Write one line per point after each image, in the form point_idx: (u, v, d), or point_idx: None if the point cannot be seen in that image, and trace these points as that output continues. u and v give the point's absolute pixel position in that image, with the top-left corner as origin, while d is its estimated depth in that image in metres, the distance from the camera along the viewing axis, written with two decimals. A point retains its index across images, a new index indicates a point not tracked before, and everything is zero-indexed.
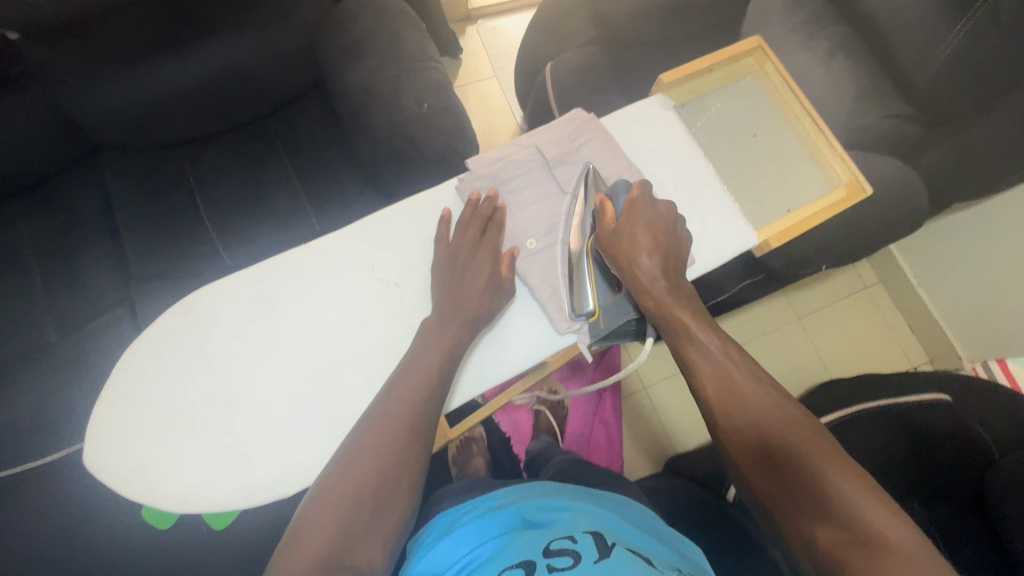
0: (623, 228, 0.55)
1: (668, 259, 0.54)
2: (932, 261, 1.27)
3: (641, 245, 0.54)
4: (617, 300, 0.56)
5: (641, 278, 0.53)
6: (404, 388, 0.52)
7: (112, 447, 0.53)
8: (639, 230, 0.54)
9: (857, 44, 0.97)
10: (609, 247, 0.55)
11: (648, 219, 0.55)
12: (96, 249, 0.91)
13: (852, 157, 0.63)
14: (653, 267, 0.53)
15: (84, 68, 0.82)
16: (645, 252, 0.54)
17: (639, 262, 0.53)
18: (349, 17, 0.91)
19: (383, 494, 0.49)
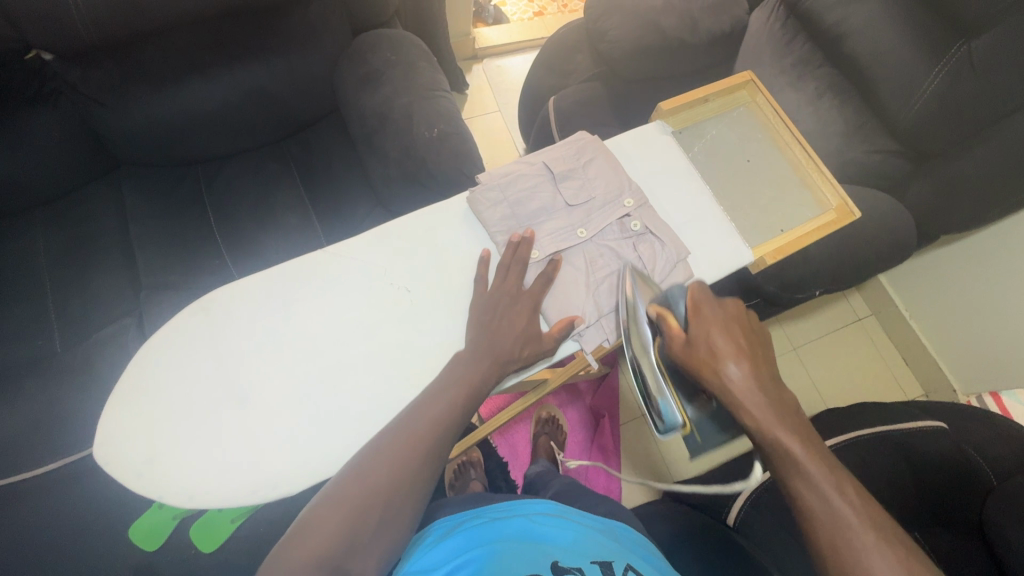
0: (697, 335, 0.54)
1: (756, 362, 0.52)
2: (920, 294, 1.30)
3: (722, 351, 0.53)
4: (707, 416, 0.57)
5: (732, 384, 0.51)
6: (424, 405, 0.53)
7: (122, 440, 0.54)
8: (715, 336, 0.53)
9: (844, 83, 1.04)
10: (692, 363, 0.54)
11: (719, 322, 0.55)
12: (108, 260, 0.93)
13: (840, 182, 0.67)
14: (740, 375, 0.51)
15: (116, 87, 0.87)
16: (727, 358, 0.52)
17: (729, 373, 0.52)
18: (368, 49, 0.98)
19: (395, 506, 0.48)
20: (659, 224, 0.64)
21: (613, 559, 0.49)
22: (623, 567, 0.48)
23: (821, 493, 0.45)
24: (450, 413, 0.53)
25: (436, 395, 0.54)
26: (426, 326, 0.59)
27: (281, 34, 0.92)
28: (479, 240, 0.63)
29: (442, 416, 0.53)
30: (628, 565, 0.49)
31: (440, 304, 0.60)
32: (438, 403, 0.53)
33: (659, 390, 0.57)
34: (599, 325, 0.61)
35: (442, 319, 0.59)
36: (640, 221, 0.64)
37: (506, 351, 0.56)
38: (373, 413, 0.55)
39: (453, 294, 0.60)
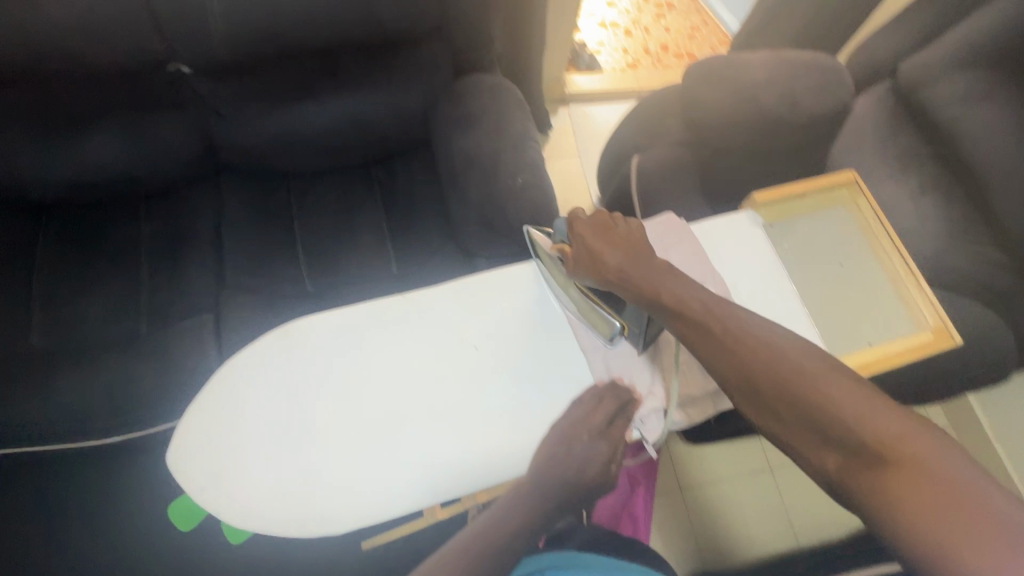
0: (580, 252, 0.58)
1: (631, 248, 0.57)
2: (1011, 417, 1.19)
3: (606, 254, 0.57)
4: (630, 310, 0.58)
5: (618, 273, 0.56)
6: (486, 525, 0.53)
7: (192, 451, 0.57)
8: (596, 247, 0.58)
9: (952, 184, 0.97)
10: (586, 270, 0.58)
11: (596, 226, 0.59)
12: (201, 256, 1.01)
13: (941, 304, 0.63)
14: (618, 260, 0.57)
15: (237, 103, 0.95)
16: (608, 253, 0.57)
17: (614, 262, 0.57)
18: (467, 92, 1.03)
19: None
20: None
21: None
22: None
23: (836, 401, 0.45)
24: (510, 535, 0.52)
25: (498, 515, 0.53)
26: (485, 389, 0.59)
27: (389, 70, 0.98)
28: (552, 309, 0.64)
29: (501, 536, 0.52)
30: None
31: (504, 367, 0.60)
32: (501, 525, 0.53)
33: (588, 310, 0.59)
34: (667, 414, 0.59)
35: (501, 383, 0.59)
36: None
37: (568, 431, 0.56)
38: (423, 467, 0.56)
39: (519, 359, 0.61)
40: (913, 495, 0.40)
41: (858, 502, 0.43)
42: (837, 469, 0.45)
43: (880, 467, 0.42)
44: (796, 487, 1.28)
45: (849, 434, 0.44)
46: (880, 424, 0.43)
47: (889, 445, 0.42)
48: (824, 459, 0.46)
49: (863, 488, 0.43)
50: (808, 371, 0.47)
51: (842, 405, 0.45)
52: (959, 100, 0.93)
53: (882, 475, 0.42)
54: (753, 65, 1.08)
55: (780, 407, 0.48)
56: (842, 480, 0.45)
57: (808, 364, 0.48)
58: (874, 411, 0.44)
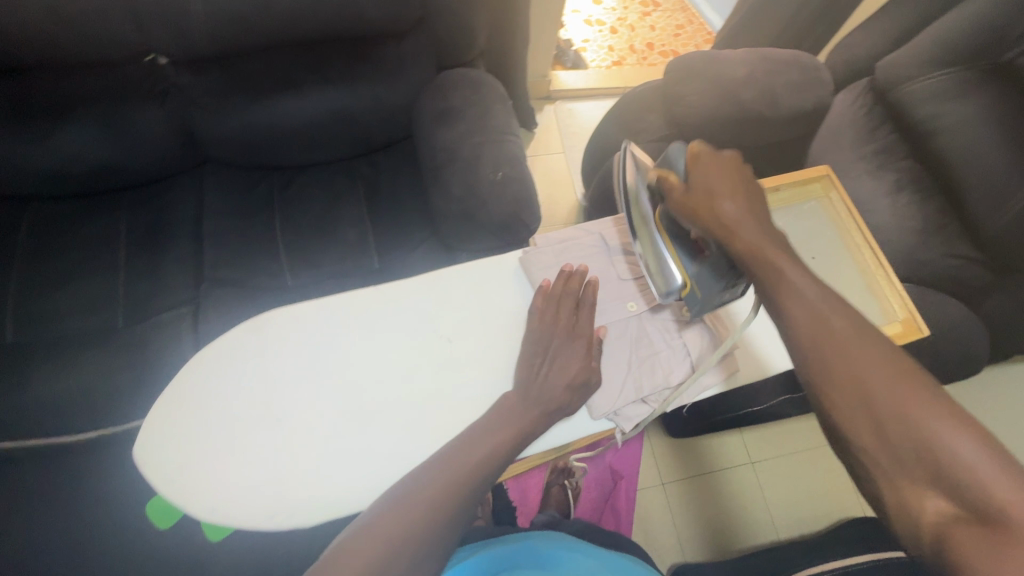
0: (693, 182, 0.58)
1: (743, 197, 0.57)
2: None
3: (716, 195, 0.56)
4: (700, 270, 0.59)
5: (727, 220, 0.55)
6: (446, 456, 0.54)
7: (158, 443, 0.56)
8: (708, 181, 0.58)
9: (928, 179, 0.99)
10: (689, 204, 0.58)
11: (717, 165, 0.59)
12: (178, 248, 0.99)
13: (910, 297, 0.65)
14: (733, 210, 0.56)
15: (217, 95, 0.94)
16: (718, 198, 0.56)
17: (724, 210, 0.56)
18: (449, 86, 1.02)
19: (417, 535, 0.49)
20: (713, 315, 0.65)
21: None
22: None
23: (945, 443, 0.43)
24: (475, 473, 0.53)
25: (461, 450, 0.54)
26: (461, 380, 0.59)
27: (372, 63, 0.97)
28: (528, 300, 0.64)
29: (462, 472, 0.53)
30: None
31: (479, 359, 0.60)
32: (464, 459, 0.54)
33: (659, 252, 0.62)
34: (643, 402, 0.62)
35: (477, 373, 0.59)
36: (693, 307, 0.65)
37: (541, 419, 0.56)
38: (394, 458, 0.55)
39: (493, 351, 0.61)
40: (1022, 554, 0.38)
41: (958, 562, 0.40)
42: (939, 518, 0.42)
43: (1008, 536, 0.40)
44: (775, 478, 1.30)
45: (955, 477, 0.42)
46: (996, 479, 0.41)
47: (1006, 509, 0.39)
48: (925, 503, 0.43)
49: (965, 544, 0.40)
50: (899, 394, 0.45)
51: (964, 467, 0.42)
52: (934, 96, 0.95)
53: (992, 540, 0.39)
54: (735, 61, 1.09)
55: (882, 427, 0.45)
56: (940, 531, 0.42)
57: (910, 391, 0.45)
58: (995, 471, 0.41)
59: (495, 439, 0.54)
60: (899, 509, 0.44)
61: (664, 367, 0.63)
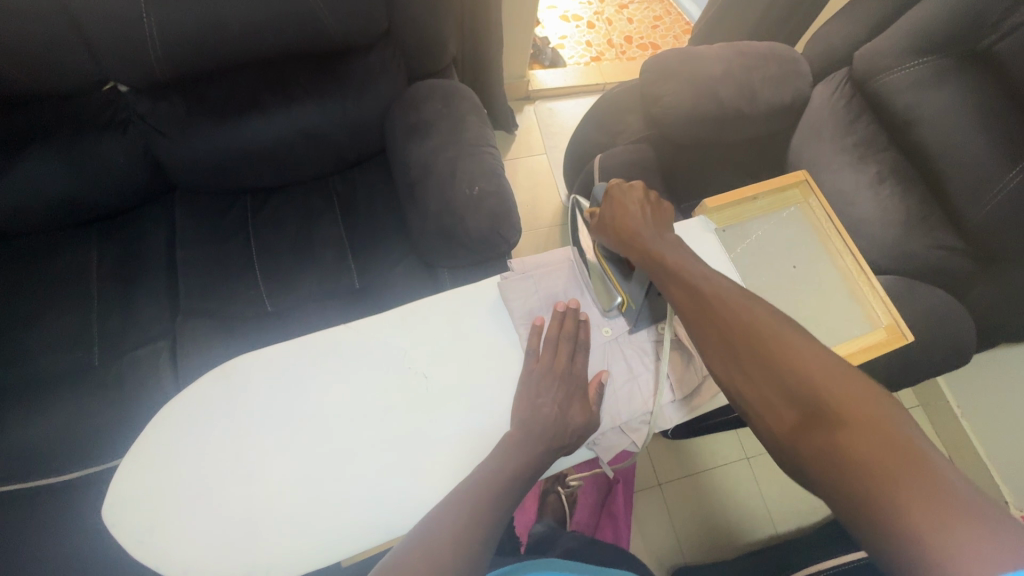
0: (609, 213, 0.63)
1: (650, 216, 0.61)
2: (978, 396, 1.22)
3: (631, 218, 0.61)
4: (632, 284, 0.61)
5: (649, 239, 0.59)
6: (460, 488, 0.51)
7: (127, 501, 0.54)
8: (625, 206, 0.61)
9: (910, 169, 0.97)
10: (608, 228, 0.62)
11: (632, 194, 0.63)
12: (153, 280, 0.97)
13: (893, 302, 0.64)
14: (646, 228, 0.60)
15: (180, 120, 0.92)
16: (624, 217, 0.61)
17: (646, 230, 0.59)
18: (421, 98, 1.00)
19: (466, 552, 0.46)
20: None
21: None
22: None
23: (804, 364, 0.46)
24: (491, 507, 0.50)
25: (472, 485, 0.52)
26: (437, 416, 0.58)
27: (339, 79, 0.95)
28: (504, 328, 0.63)
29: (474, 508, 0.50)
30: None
31: (456, 392, 0.59)
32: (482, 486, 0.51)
33: (599, 276, 0.65)
34: (622, 431, 0.62)
35: (455, 408, 0.58)
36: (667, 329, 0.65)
37: (522, 450, 0.54)
38: (374, 501, 0.54)
39: (471, 383, 0.59)
40: (867, 442, 0.40)
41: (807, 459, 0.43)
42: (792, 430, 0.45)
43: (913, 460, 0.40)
44: (771, 473, 1.31)
45: (803, 389, 0.45)
46: (843, 388, 0.44)
47: (839, 404, 0.43)
48: (781, 418, 0.46)
49: (811, 445, 0.43)
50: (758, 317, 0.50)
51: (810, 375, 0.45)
52: (913, 86, 0.93)
53: (824, 432, 0.42)
54: (709, 58, 1.07)
55: (743, 359, 0.49)
56: (795, 439, 0.45)
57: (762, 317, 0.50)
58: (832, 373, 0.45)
59: (490, 474, 0.52)
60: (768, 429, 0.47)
61: (643, 392, 0.62)
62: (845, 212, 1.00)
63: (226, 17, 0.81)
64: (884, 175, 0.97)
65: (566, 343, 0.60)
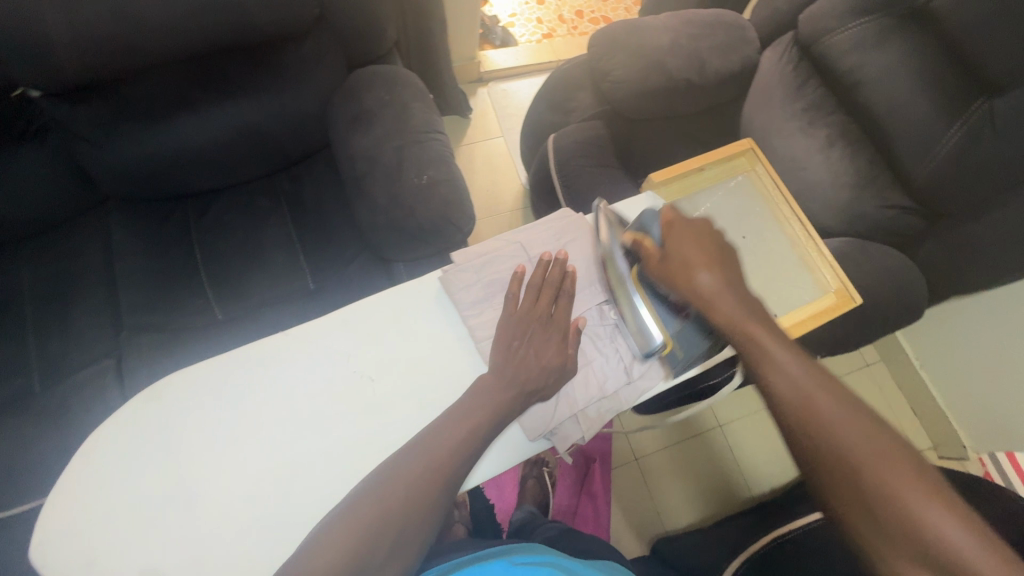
0: (671, 253, 0.60)
1: (720, 269, 0.59)
2: (933, 345, 1.26)
3: (694, 264, 0.59)
4: (684, 329, 0.62)
5: (704, 292, 0.58)
6: (398, 474, 0.52)
7: (54, 543, 0.50)
8: (688, 250, 0.60)
9: (857, 131, 0.98)
10: (670, 273, 0.59)
11: (692, 230, 0.61)
12: (90, 296, 0.92)
13: (840, 266, 0.66)
14: (710, 282, 0.58)
15: (103, 125, 0.86)
16: (700, 269, 0.58)
17: (700, 282, 0.58)
18: (362, 86, 0.96)
19: (399, 532, 0.50)
20: None
21: None
22: None
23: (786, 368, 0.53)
24: (431, 492, 0.52)
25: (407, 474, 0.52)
26: (388, 417, 0.56)
27: (272, 72, 0.91)
28: (451, 322, 0.61)
29: (412, 494, 0.51)
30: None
31: (405, 392, 0.57)
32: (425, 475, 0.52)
33: (636, 313, 0.60)
34: (576, 417, 0.61)
35: (406, 407, 0.57)
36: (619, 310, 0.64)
37: (474, 444, 0.53)
38: (325, 510, 0.53)
39: (420, 381, 0.58)
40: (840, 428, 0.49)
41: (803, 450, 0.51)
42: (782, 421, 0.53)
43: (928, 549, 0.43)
44: (747, 438, 1.31)
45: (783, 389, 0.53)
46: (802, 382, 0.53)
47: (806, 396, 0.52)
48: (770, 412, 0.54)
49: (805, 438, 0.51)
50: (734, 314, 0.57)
51: (837, 426, 0.50)
52: (856, 46, 0.93)
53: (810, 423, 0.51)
54: (656, 30, 1.06)
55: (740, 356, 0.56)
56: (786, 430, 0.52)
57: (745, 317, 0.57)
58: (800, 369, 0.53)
59: (434, 463, 0.52)
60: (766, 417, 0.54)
61: (596, 378, 0.62)
62: (797, 178, 1.00)
63: (139, 13, 0.75)
64: (832, 138, 0.97)
65: (515, 331, 0.59)
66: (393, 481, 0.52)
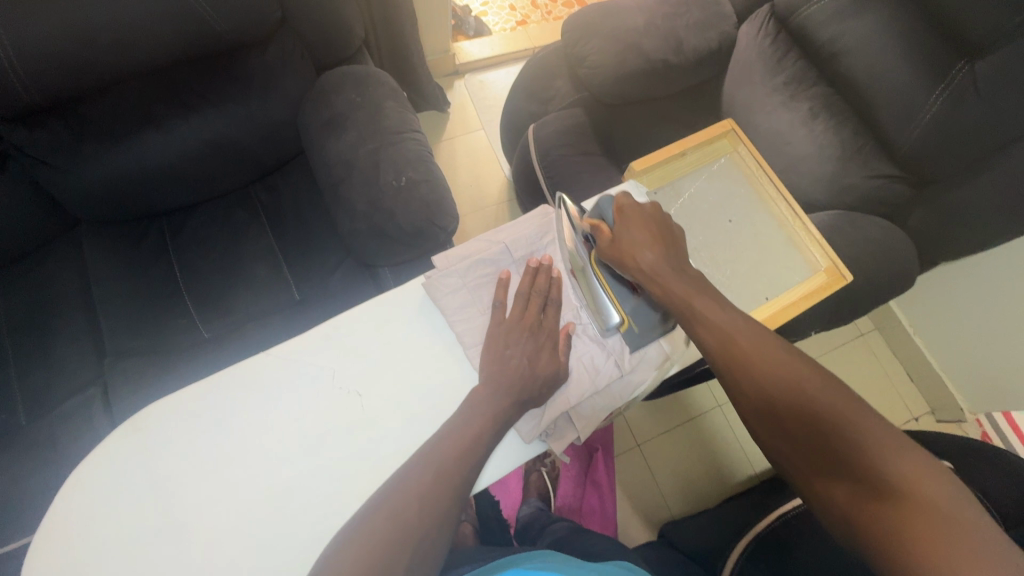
0: (619, 238, 0.59)
1: (666, 250, 0.58)
2: (926, 311, 1.26)
3: (641, 245, 0.58)
4: (640, 306, 0.61)
5: (648, 272, 0.57)
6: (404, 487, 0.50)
7: None
8: (634, 234, 0.59)
9: (841, 102, 0.96)
10: (618, 254, 0.59)
11: (641, 215, 0.61)
12: (70, 324, 0.90)
13: (830, 244, 0.65)
14: (654, 261, 0.57)
15: (67, 147, 0.83)
16: (645, 249, 0.58)
17: (644, 262, 0.58)
18: (332, 89, 0.94)
19: (417, 544, 0.47)
20: None
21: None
22: None
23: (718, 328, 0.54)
24: (441, 503, 0.50)
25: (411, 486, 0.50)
26: (380, 432, 0.55)
27: (238, 80, 0.88)
28: (438, 330, 0.60)
29: (422, 508, 0.49)
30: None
31: (395, 405, 0.56)
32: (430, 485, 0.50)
33: (593, 291, 0.61)
34: (571, 417, 0.60)
35: (398, 420, 0.55)
36: None
37: (472, 452, 0.52)
38: (324, 531, 0.51)
39: (410, 392, 0.57)
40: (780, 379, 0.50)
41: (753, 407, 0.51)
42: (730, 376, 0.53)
43: (894, 508, 0.42)
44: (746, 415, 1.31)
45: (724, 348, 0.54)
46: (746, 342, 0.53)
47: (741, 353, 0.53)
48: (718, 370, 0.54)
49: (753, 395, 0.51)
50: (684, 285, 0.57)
51: (774, 380, 0.50)
52: (834, 16, 0.91)
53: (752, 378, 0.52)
54: (630, 11, 1.04)
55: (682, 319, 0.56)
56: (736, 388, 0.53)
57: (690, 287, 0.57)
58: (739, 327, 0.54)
59: (439, 473, 0.51)
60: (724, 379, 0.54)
61: (589, 376, 0.60)
62: (781, 153, 0.99)
63: (92, 27, 0.72)
64: (815, 111, 0.96)
65: (505, 333, 0.58)
66: (399, 492, 0.50)
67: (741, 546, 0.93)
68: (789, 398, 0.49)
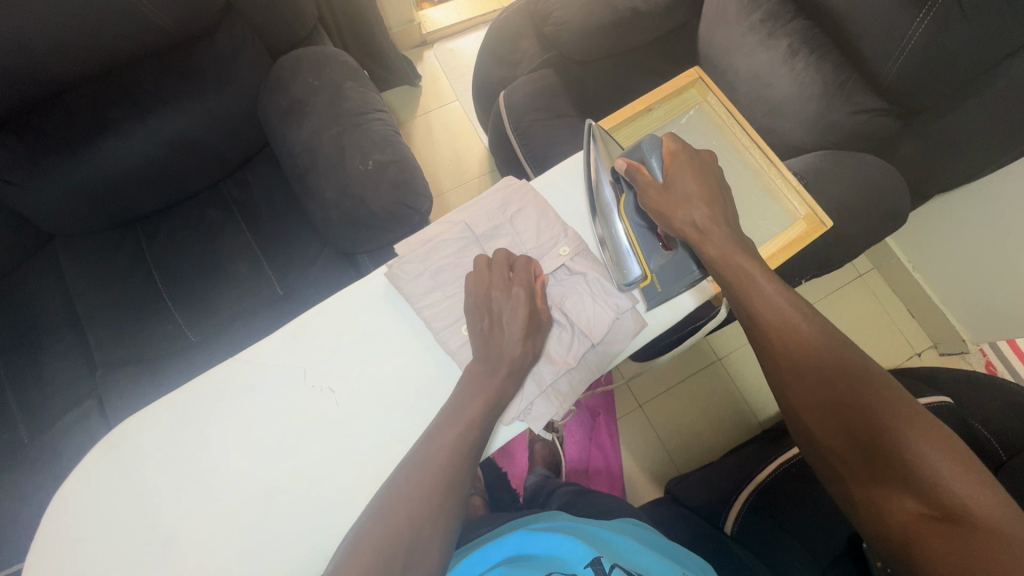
0: (664, 189, 0.59)
1: (715, 207, 0.58)
2: (925, 246, 1.23)
3: (691, 199, 0.58)
4: (679, 257, 0.60)
5: (698, 227, 0.57)
6: (413, 477, 0.51)
7: None
8: (686, 183, 0.59)
9: (821, 34, 0.89)
10: (665, 204, 0.59)
11: (690, 164, 0.60)
12: (57, 339, 0.90)
13: (808, 191, 0.65)
14: (704, 217, 0.57)
15: (24, 165, 0.81)
16: (696, 203, 0.58)
17: (696, 215, 0.57)
18: (287, 75, 0.90)
19: (431, 515, 0.50)
20: (594, 273, 0.63)
21: (601, 555, 0.55)
22: (613, 563, 0.54)
23: (771, 299, 0.54)
24: (449, 484, 0.51)
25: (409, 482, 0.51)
26: (355, 429, 0.56)
27: (190, 76, 0.85)
28: (406, 317, 0.60)
29: (422, 494, 0.50)
30: (616, 562, 0.55)
31: (371, 397, 0.57)
32: (431, 475, 0.51)
33: (620, 243, 0.62)
34: (547, 396, 0.60)
35: (375, 414, 0.57)
36: (577, 269, 0.63)
37: (460, 435, 0.52)
38: (317, 526, 0.53)
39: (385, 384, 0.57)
40: (845, 382, 0.50)
41: (807, 410, 0.51)
42: (787, 363, 0.53)
43: (955, 519, 0.42)
44: (747, 365, 1.31)
45: (786, 349, 0.53)
46: (813, 340, 0.52)
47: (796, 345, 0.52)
48: (767, 357, 0.55)
49: (808, 400, 0.51)
50: (731, 253, 0.56)
51: (841, 386, 0.50)
52: None
53: (819, 376, 0.51)
54: None
55: (732, 295, 0.56)
56: (782, 381, 0.53)
57: (736, 251, 0.56)
58: (786, 304, 0.54)
59: (437, 464, 0.51)
60: (775, 376, 0.54)
61: (582, 331, 0.61)
62: (763, 96, 0.94)
63: (21, 34, 0.69)
64: (795, 48, 0.90)
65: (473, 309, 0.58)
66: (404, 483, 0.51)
67: (739, 503, 0.95)
68: (849, 399, 0.49)
